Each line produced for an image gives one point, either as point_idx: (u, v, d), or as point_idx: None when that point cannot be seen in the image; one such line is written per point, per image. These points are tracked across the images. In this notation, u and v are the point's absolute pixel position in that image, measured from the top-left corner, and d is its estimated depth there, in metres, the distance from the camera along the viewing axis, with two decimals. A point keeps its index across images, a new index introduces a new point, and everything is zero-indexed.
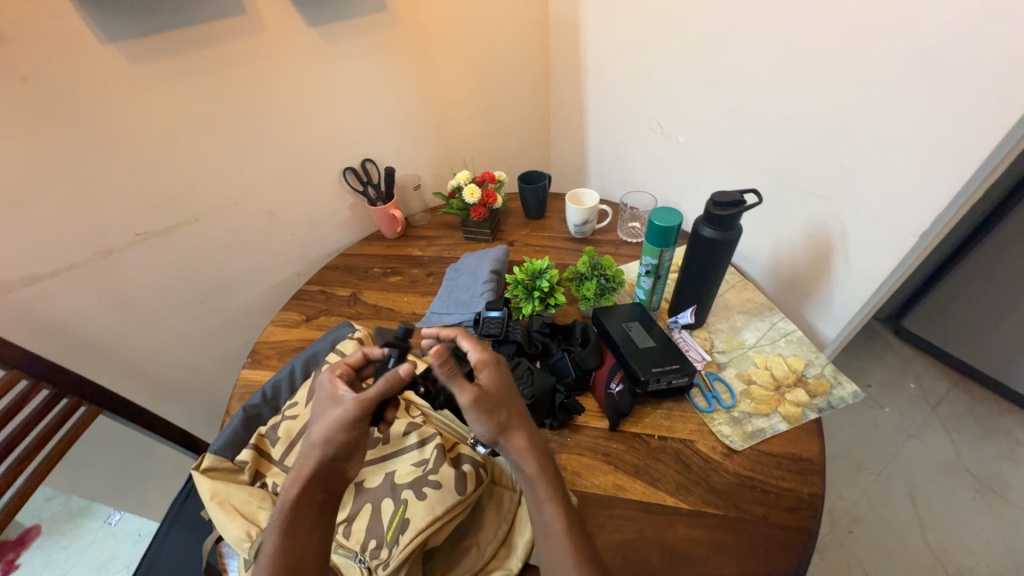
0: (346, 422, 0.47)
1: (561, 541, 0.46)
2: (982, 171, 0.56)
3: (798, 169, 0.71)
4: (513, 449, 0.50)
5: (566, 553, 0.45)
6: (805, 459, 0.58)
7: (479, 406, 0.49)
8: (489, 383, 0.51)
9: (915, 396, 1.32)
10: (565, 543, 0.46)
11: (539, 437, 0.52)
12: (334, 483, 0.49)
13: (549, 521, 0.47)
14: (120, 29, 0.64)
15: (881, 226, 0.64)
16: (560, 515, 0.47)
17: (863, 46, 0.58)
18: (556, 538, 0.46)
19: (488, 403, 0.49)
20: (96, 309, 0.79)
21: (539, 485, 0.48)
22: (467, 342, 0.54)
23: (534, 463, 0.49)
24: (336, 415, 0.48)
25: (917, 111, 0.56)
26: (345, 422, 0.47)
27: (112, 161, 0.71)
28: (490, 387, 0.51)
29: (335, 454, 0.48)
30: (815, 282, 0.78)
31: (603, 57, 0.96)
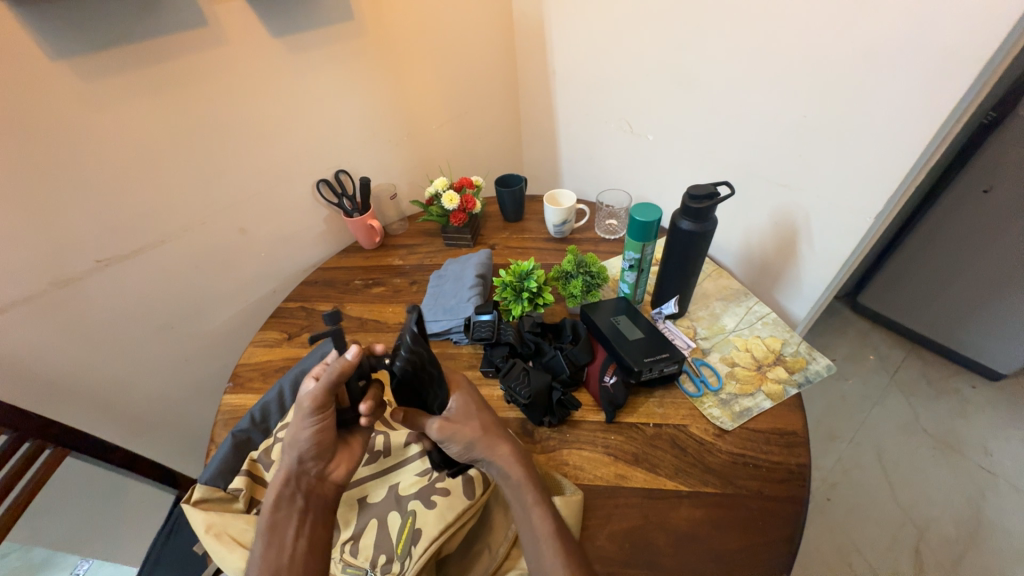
0: (304, 421, 0.47)
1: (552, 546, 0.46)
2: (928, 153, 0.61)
3: (762, 161, 0.76)
4: (499, 463, 0.51)
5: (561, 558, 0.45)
6: (791, 432, 0.62)
7: (445, 430, 0.51)
8: (457, 401, 0.53)
9: (875, 366, 1.41)
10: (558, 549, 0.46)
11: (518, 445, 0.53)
12: (312, 487, 0.49)
13: (537, 529, 0.47)
14: (72, 45, 0.61)
15: (841, 209, 0.69)
16: (550, 520, 0.48)
17: (814, 44, 0.62)
18: (546, 544, 0.46)
19: (456, 421, 0.52)
20: (57, 343, 0.74)
21: (526, 489, 0.50)
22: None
23: (521, 469, 0.51)
24: (297, 417, 0.47)
25: (867, 101, 0.61)
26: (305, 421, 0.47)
27: (68, 184, 0.67)
28: (457, 407, 0.53)
29: (302, 456, 0.48)
30: (784, 265, 0.82)
31: (570, 61, 0.98)
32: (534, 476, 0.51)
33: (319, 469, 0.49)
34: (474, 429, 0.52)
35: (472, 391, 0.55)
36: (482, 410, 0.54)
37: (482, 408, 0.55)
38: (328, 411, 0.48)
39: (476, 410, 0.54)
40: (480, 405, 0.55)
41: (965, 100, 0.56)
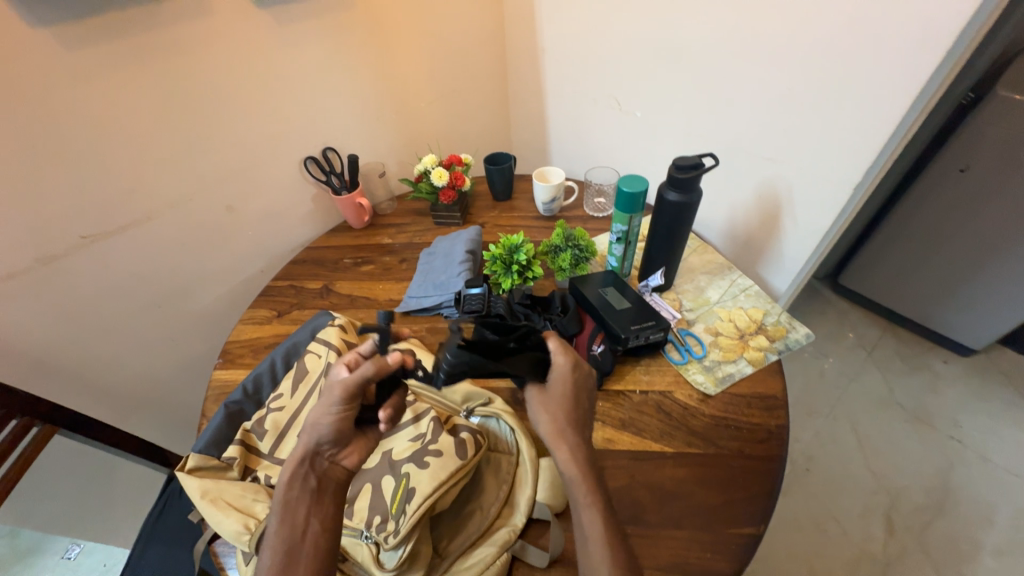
0: (330, 406, 0.48)
1: (605, 550, 0.44)
2: (902, 126, 0.63)
3: (747, 135, 0.77)
4: (559, 459, 0.48)
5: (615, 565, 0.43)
6: (769, 396, 0.64)
7: (540, 404, 0.51)
8: (559, 385, 0.52)
9: (853, 343, 1.46)
10: (612, 557, 0.43)
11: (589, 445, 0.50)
12: (325, 467, 0.50)
13: (587, 531, 0.45)
14: (50, 13, 0.59)
15: (823, 182, 0.71)
16: (603, 524, 0.45)
17: (797, 15, 0.63)
18: (597, 552, 0.44)
19: (552, 407, 0.51)
20: (43, 321, 0.73)
21: (579, 488, 0.46)
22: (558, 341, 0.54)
23: (576, 466, 0.48)
24: (325, 398, 0.48)
25: (848, 74, 0.62)
26: (330, 408, 0.48)
27: (50, 157, 0.66)
28: (559, 392, 0.51)
29: (321, 439, 0.48)
30: (766, 240, 0.84)
31: (558, 36, 0.98)
32: (595, 477, 0.48)
33: (334, 452, 0.50)
34: (561, 420, 0.50)
35: (577, 379, 0.52)
36: (577, 404, 0.51)
37: (577, 400, 0.52)
38: (354, 402, 0.49)
39: (570, 402, 0.51)
40: (582, 393, 0.52)
41: (941, 70, 0.57)
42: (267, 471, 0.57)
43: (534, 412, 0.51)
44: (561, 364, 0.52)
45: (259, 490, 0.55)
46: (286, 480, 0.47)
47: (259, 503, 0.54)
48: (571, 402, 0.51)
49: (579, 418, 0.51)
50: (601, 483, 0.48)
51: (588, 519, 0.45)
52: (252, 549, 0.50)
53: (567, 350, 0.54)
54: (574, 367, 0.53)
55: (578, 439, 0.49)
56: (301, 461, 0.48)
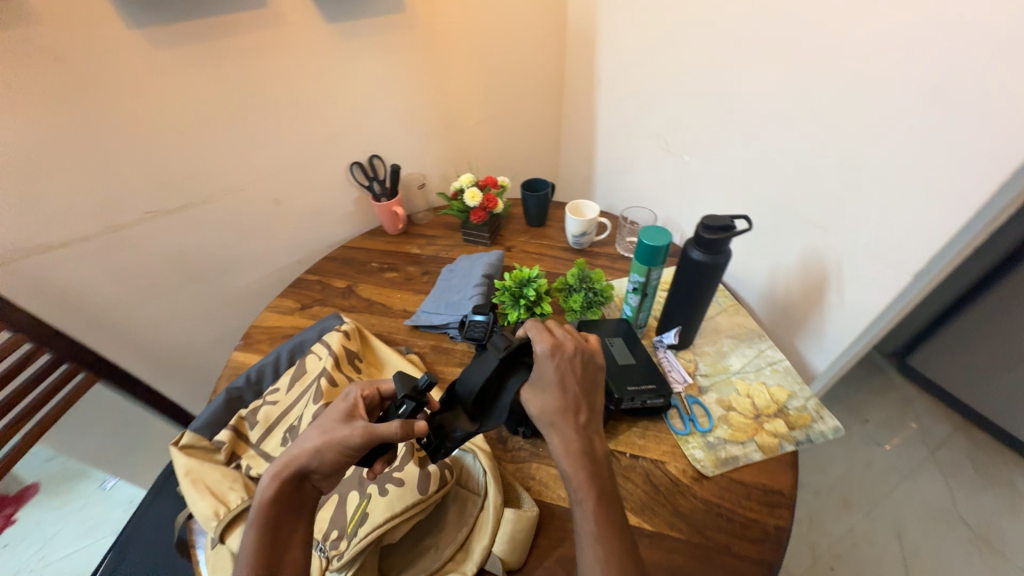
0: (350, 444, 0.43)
1: (598, 546, 0.42)
2: (979, 217, 0.54)
3: (797, 197, 0.70)
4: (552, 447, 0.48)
5: (611, 562, 0.42)
6: (775, 491, 0.57)
7: (533, 391, 0.50)
8: (544, 369, 0.49)
9: (914, 436, 1.28)
10: (603, 553, 0.42)
11: (585, 432, 0.48)
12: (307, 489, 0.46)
13: (579, 527, 0.44)
14: (147, 16, 0.67)
15: (874, 260, 0.62)
16: (597, 517, 0.44)
17: (869, 78, 0.56)
18: (589, 546, 0.43)
19: (541, 393, 0.49)
20: (105, 280, 0.82)
21: (573, 481, 0.46)
22: (535, 330, 0.52)
23: (567, 458, 0.46)
24: (342, 434, 0.44)
25: (914, 151, 0.54)
26: (345, 444, 0.43)
27: (130, 140, 0.74)
28: (545, 376, 0.49)
29: (320, 467, 0.44)
30: (808, 312, 0.76)
31: (615, 70, 0.96)
32: (588, 468, 0.46)
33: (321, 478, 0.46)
34: (550, 405, 0.48)
35: (560, 363, 0.49)
36: (562, 389, 0.49)
37: (564, 386, 0.49)
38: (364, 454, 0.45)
39: (557, 388, 0.49)
40: (568, 378, 0.49)
41: None
42: (250, 461, 0.60)
43: (527, 400, 0.50)
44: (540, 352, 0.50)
45: (236, 479, 0.57)
46: (261, 504, 0.43)
47: (233, 492, 0.56)
48: (558, 388, 0.49)
49: (569, 402, 0.48)
50: (595, 474, 0.46)
51: (582, 510, 0.44)
52: (216, 536, 0.52)
53: (547, 336, 0.51)
54: (553, 352, 0.50)
55: (568, 428, 0.47)
56: (278, 482, 0.44)
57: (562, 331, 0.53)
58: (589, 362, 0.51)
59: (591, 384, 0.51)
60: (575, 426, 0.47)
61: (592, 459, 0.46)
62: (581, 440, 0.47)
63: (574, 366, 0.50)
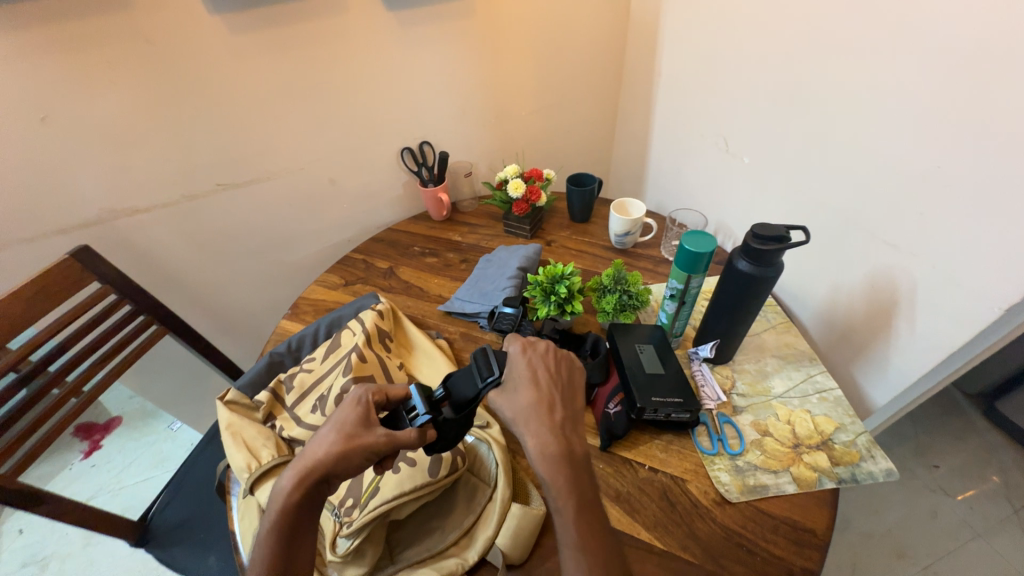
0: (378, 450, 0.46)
1: (579, 557, 0.41)
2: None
3: (870, 210, 0.62)
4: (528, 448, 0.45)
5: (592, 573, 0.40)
6: (807, 530, 0.52)
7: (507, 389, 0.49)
8: (516, 365, 0.50)
9: (994, 490, 1.13)
10: (583, 561, 0.41)
11: (564, 434, 0.46)
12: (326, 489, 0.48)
13: (561, 533, 0.43)
14: (225, 2, 0.72)
15: (959, 289, 0.54)
16: (576, 524, 0.43)
17: (971, 78, 0.48)
18: (569, 553, 0.42)
19: (513, 392, 0.48)
20: (178, 244, 0.91)
21: (553, 486, 0.43)
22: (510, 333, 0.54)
23: (543, 462, 0.44)
24: (370, 442, 0.46)
25: (1022, 167, 0.46)
26: (369, 451, 0.46)
27: (205, 118, 0.80)
28: (517, 371, 0.49)
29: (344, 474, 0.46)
30: (872, 339, 0.68)
31: (678, 62, 0.91)
32: (568, 473, 0.44)
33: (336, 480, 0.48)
34: (523, 401, 0.47)
35: (531, 359, 0.51)
36: (536, 385, 0.48)
37: (538, 384, 0.49)
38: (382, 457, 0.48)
39: (529, 386, 0.48)
40: (541, 377, 0.49)
41: None
42: (283, 423, 0.64)
43: (500, 400, 0.48)
44: (512, 351, 0.52)
45: (269, 437, 0.62)
46: (281, 507, 0.45)
47: (265, 449, 0.60)
48: (530, 387, 0.48)
49: (541, 399, 0.47)
50: (573, 479, 0.44)
51: (561, 516, 0.43)
52: (246, 487, 0.57)
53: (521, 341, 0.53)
54: (525, 351, 0.51)
55: (546, 426, 0.46)
56: (299, 487, 0.45)
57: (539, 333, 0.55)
58: (563, 364, 0.51)
59: (567, 385, 0.50)
60: (550, 424, 0.46)
61: (569, 463, 0.44)
62: (557, 440, 0.45)
63: (553, 370, 0.50)
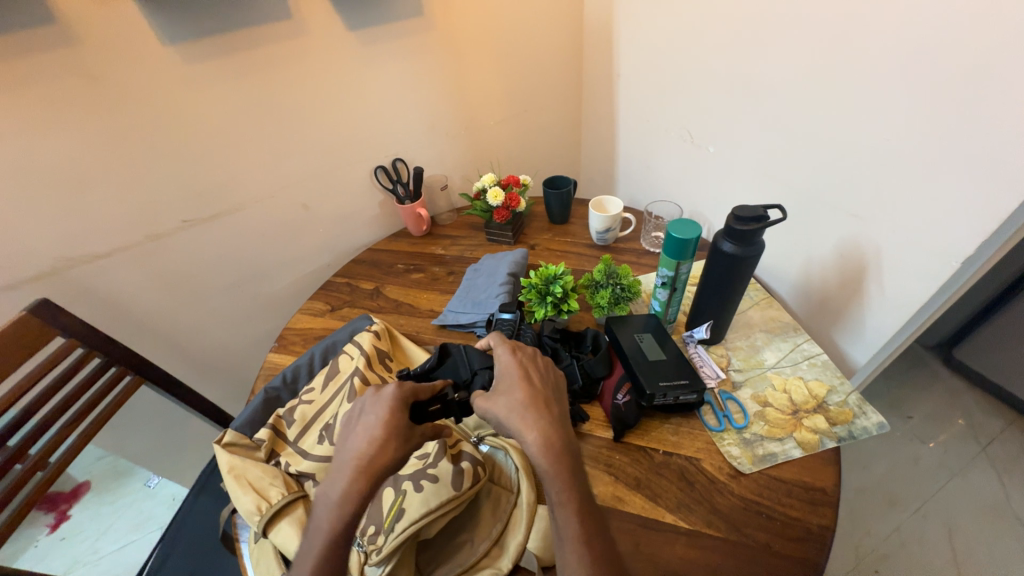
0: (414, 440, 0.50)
1: (578, 549, 0.42)
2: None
3: (831, 184, 0.67)
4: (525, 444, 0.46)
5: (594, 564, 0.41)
6: (817, 488, 0.55)
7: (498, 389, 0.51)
8: (506, 365, 0.53)
9: (963, 432, 1.22)
10: (585, 554, 0.42)
11: (562, 427, 0.48)
12: None
13: (562, 529, 0.43)
14: (178, 33, 0.69)
15: (918, 246, 0.59)
16: (577, 516, 0.43)
17: (906, 57, 0.53)
18: (571, 548, 0.42)
19: (507, 390, 0.50)
20: (145, 288, 0.86)
21: (552, 480, 0.44)
22: (495, 336, 0.58)
23: (544, 458, 0.45)
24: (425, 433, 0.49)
25: (962, 132, 0.51)
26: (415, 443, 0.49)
27: (165, 152, 0.77)
28: (507, 371, 0.52)
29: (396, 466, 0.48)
30: (847, 304, 0.73)
31: (635, 63, 0.95)
32: (567, 464, 0.45)
33: None
34: (515, 400, 0.49)
35: (521, 358, 0.54)
36: (529, 381, 0.51)
37: (530, 381, 0.51)
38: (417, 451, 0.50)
39: (521, 382, 0.51)
40: (532, 373, 0.52)
41: None
42: (288, 459, 0.61)
43: (490, 401, 0.50)
44: (501, 353, 0.55)
45: (276, 475, 0.59)
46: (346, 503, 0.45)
47: (274, 487, 0.58)
48: (524, 382, 0.51)
49: (532, 394, 0.49)
50: (572, 472, 0.45)
51: (563, 510, 0.44)
52: (259, 531, 0.54)
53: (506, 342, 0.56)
54: (514, 351, 0.55)
55: (544, 417, 0.47)
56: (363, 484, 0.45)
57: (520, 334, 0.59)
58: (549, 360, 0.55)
59: (555, 380, 0.53)
60: (549, 417, 0.48)
61: (567, 453, 0.46)
62: (556, 433, 0.46)
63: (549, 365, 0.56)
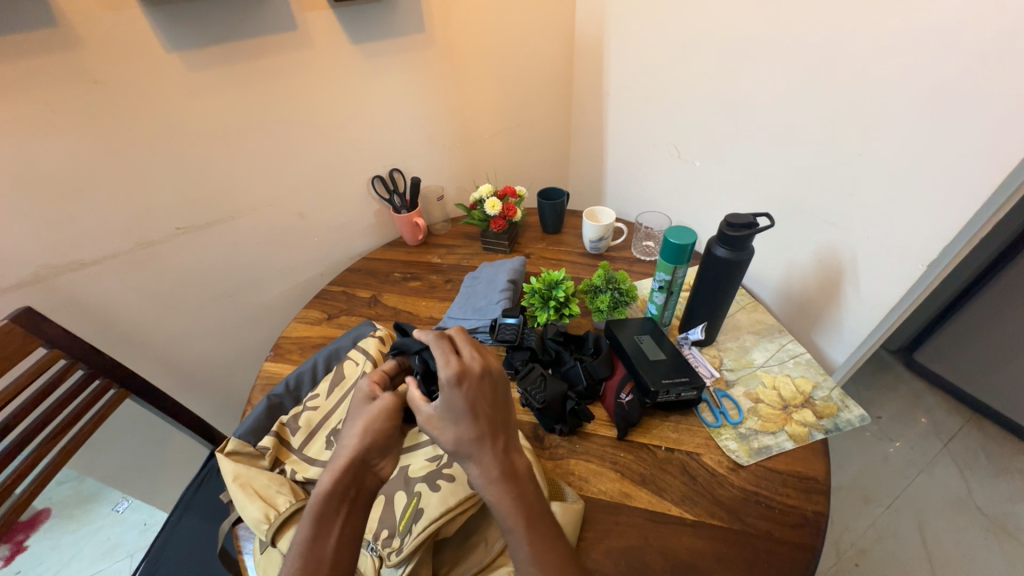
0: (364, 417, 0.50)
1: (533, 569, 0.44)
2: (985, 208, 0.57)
3: (809, 196, 0.73)
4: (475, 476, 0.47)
5: None
6: (810, 477, 0.59)
7: (431, 424, 0.48)
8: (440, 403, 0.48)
9: (926, 430, 1.30)
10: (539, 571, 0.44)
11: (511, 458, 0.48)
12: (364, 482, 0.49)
13: (517, 552, 0.45)
14: (185, 40, 0.70)
15: (890, 250, 0.65)
16: (528, 540, 0.45)
17: (877, 81, 0.60)
18: (527, 567, 0.44)
19: (454, 424, 0.47)
20: (132, 297, 0.83)
21: (505, 510, 0.45)
22: (437, 351, 0.49)
23: (496, 490, 0.46)
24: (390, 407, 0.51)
25: (928, 148, 0.57)
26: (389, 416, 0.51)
27: (162, 158, 0.76)
28: (444, 407, 0.47)
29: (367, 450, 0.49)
30: (826, 306, 0.78)
31: (624, 82, 1.01)
32: (516, 493, 0.46)
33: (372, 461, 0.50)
34: (450, 439, 0.47)
35: (469, 392, 0.47)
36: (476, 417, 0.47)
37: (478, 413, 0.47)
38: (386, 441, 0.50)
39: (469, 418, 0.47)
40: (479, 405, 0.47)
41: None
42: (294, 466, 0.60)
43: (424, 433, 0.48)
44: (444, 381, 0.47)
45: (283, 483, 0.58)
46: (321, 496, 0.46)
47: (281, 495, 0.56)
48: (469, 418, 0.47)
49: (467, 433, 0.47)
50: (521, 498, 0.46)
51: (514, 536, 0.45)
52: (267, 540, 0.53)
53: (450, 360, 0.47)
54: (459, 380, 0.47)
55: (496, 450, 0.47)
56: (342, 475, 0.47)
57: (468, 349, 0.50)
58: (500, 381, 0.49)
59: (502, 402, 0.49)
60: (497, 452, 0.47)
61: (515, 482, 0.47)
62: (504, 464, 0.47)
63: (500, 382, 0.49)
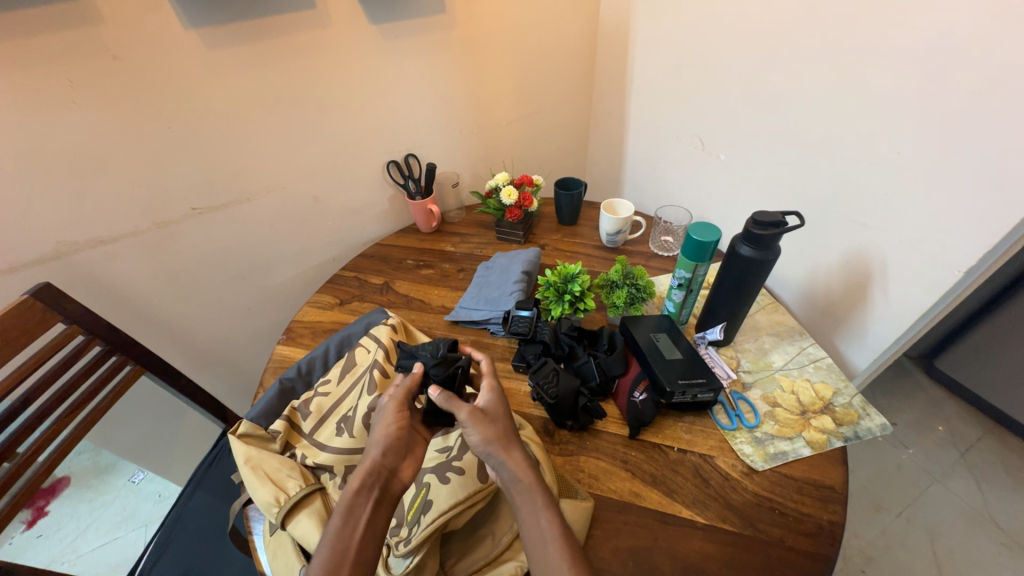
0: (388, 416, 0.51)
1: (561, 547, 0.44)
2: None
3: (839, 197, 0.70)
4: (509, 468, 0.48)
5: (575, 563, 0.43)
6: (827, 486, 0.57)
7: (475, 418, 0.50)
8: (488, 404, 0.53)
9: (944, 439, 1.27)
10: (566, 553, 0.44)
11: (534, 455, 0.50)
12: (388, 485, 0.48)
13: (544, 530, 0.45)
14: (200, 18, 0.68)
15: (924, 256, 0.62)
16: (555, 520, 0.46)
17: (919, 75, 0.56)
18: (552, 546, 0.44)
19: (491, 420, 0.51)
20: (148, 276, 0.83)
21: (536, 491, 0.47)
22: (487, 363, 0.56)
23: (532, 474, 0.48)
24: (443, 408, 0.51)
25: (969, 148, 0.54)
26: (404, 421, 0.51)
27: (179, 138, 0.75)
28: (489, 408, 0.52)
29: (385, 449, 0.49)
30: (850, 310, 0.75)
31: (649, 70, 0.97)
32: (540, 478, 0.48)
33: (395, 464, 0.49)
34: (492, 432, 0.50)
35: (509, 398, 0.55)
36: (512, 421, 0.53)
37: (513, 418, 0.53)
38: (402, 447, 0.50)
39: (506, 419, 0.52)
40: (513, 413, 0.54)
41: None
42: (304, 451, 0.60)
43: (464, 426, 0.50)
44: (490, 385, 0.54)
45: (294, 467, 0.58)
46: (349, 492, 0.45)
47: (291, 479, 0.56)
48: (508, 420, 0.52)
49: (508, 428, 0.51)
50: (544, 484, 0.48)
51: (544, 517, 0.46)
52: (277, 523, 0.53)
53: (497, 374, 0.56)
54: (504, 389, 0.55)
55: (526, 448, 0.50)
56: (367, 475, 0.47)
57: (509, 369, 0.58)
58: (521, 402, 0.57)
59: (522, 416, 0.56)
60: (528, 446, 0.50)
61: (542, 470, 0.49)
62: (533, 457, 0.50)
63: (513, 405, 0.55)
